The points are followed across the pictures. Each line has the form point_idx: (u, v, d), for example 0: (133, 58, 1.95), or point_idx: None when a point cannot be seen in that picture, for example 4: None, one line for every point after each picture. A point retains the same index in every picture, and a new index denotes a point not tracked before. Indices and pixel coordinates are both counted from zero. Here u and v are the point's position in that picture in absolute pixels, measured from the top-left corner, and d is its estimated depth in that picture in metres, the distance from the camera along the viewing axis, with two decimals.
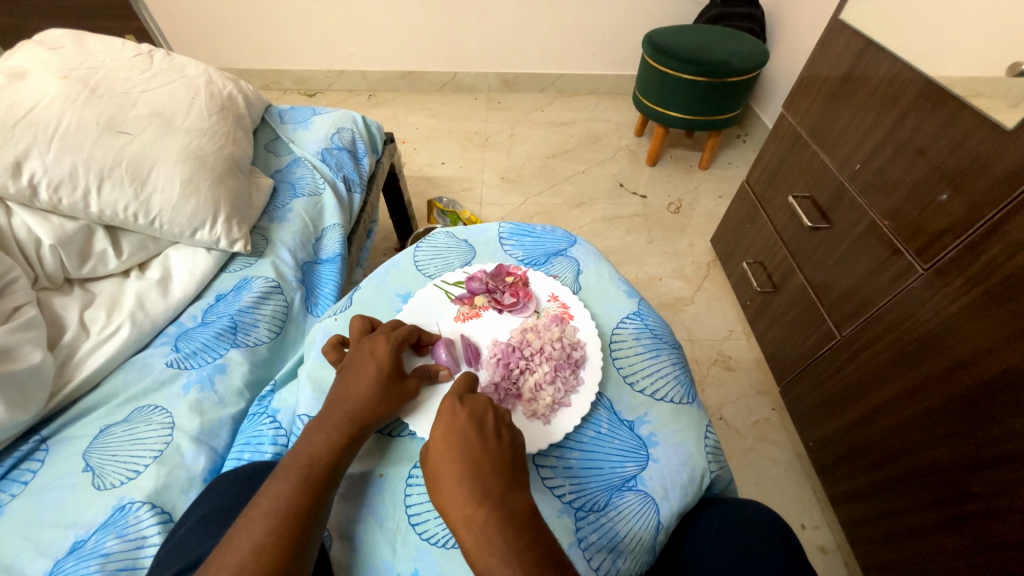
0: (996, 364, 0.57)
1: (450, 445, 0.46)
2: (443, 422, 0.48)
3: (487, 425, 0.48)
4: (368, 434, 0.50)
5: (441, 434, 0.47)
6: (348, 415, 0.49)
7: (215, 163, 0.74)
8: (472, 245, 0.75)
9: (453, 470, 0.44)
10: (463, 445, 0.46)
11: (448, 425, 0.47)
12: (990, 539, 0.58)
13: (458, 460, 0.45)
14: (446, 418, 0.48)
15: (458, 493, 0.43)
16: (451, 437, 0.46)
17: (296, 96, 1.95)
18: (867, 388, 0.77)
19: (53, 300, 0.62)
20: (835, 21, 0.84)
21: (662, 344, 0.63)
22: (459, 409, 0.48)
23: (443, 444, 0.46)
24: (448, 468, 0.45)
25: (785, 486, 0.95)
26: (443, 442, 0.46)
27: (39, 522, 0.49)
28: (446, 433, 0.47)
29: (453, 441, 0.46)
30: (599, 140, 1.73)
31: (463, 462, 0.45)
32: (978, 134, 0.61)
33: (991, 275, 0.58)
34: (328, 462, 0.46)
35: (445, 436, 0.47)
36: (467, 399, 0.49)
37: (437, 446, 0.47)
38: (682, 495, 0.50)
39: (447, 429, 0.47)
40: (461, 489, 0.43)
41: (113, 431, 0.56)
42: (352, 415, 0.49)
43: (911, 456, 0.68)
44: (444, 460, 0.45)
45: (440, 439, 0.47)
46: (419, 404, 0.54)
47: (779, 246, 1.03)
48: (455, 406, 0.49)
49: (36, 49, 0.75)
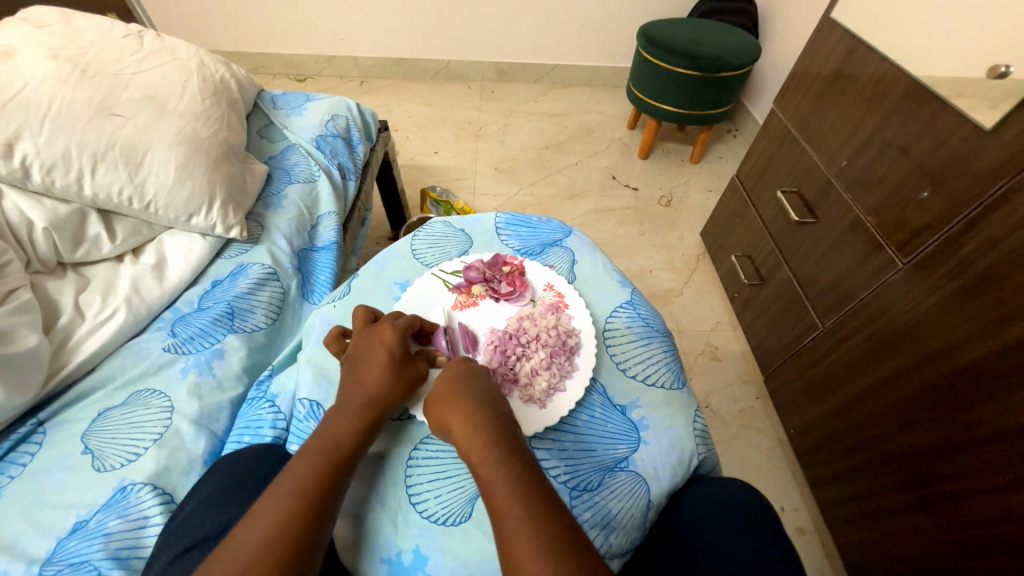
0: (970, 354, 0.60)
1: (470, 417, 0.47)
2: (453, 399, 0.50)
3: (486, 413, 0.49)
4: (383, 422, 0.52)
5: (459, 402, 0.49)
6: (364, 402, 0.50)
7: (210, 148, 0.73)
8: (469, 235, 0.76)
9: (476, 439, 0.46)
10: (480, 418, 0.47)
11: (471, 390, 0.50)
12: (957, 517, 0.62)
13: (477, 431, 0.46)
14: (460, 387, 0.50)
15: (484, 461, 0.44)
16: (472, 406, 0.48)
17: (287, 81, 1.92)
18: (847, 376, 0.80)
19: (46, 284, 0.62)
20: (827, 19, 0.86)
21: (654, 332, 0.65)
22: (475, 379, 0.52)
23: (462, 412, 0.48)
24: (469, 444, 0.46)
25: (767, 471, 0.99)
26: (462, 414, 0.48)
27: (40, 503, 0.50)
28: (464, 404, 0.48)
29: (472, 412, 0.48)
30: (592, 132, 1.74)
31: (486, 435, 0.46)
32: (959, 134, 0.64)
33: (967, 270, 0.61)
34: (344, 443, 0.48)
35: (461, 404, 0.49)
36: (472, 381, 0.52)
37: (453, 418, 0.48)
38: (671, 475, 0.52)
39: (465, 400, 0.49)
40: (482, 455, 0.45)
41: (112, 414, 0.56)
42: (367, 402, 0.50)
43: (887, 441, 0.71)
44: (464, 432, 0.47)
45: (455, 404, 0.49)
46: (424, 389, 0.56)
47: (766, 240, 1.06)
48: (462, 386, 0.51)
49: (22, 26, 0.73)
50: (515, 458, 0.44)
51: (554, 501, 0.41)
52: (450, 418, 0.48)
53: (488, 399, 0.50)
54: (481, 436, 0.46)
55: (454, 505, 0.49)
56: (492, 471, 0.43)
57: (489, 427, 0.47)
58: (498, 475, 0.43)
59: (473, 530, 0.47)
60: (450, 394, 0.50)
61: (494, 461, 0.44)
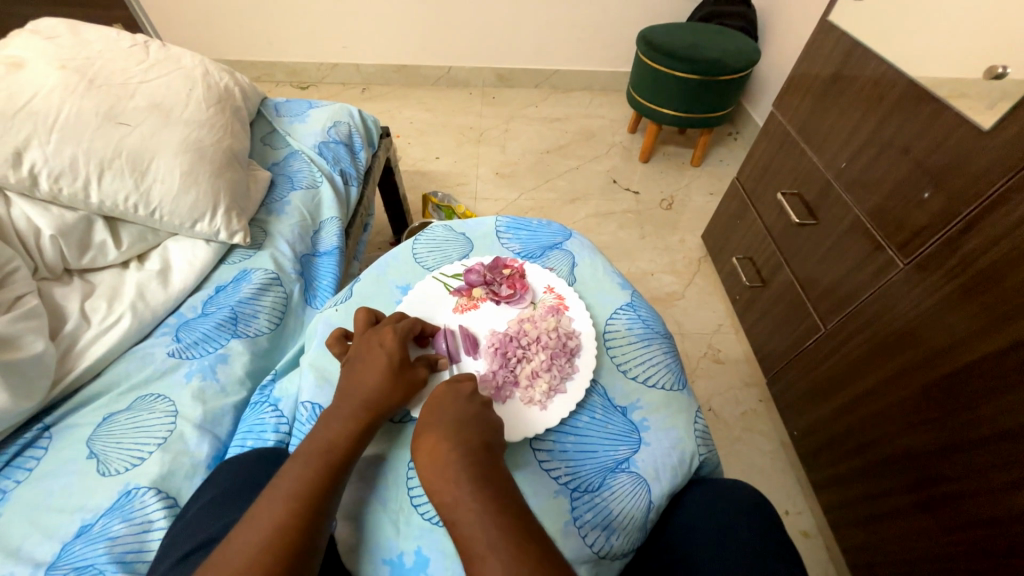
0: (972, 354, 0.60)
1: (442, 448, 0.46)
2: (454, 405, 0.50)
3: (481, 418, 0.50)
4: (380, 423, 0.52)
5: (434, 429, 0.48)
6: (364, 404, 0.51)
7: (214, 155, 0.74)
8: (470, 238, 0.76)
9: (447, 472, 0.45)
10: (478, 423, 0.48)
11: (450, 413, 0.50)
12: (962, 518, 0.61)
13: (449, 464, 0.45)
14: (449, 401, 0.51)
15: (453, 498, 0.43)
16: (446, 433, 0.48)
17: (290, 89, 1.94)
18: (849, 377, 0.80)
19: (53, 291, 0.63)
20: (825, 22, 0.86)
21: (654, 334, 0.65)
22: (455, 402, 0.51)
23: (437, 438, 0.47)
24: (439, 477, 0.45)
25: (771, 474, 0.98)
26: (437, 444, 0.47)
27: (46, 507, 0.50)
28: (439, 430, 0.48)
29: (446, 441, 0.47)
30: (592, 136, 1.75)
31: (459, 467, 0.45)
32: (957, 134, 0.64)
33: (968, 269, 0.61)
34: (345, 447, 0.48)
35: (436, 430, 0.48)
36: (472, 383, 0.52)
37: (426, 444, 0.48)
38: (672, 476, 0.52)
39: (460, 413, 0.50)
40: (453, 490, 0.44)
41: (117, 418, 0.57)
42: (367, 404, 0.51)
43: (890, 443, 0.71)
44: (435, 465, 0.46)
45: (429, 427, 0.49)
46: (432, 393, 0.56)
47: (767, 242, 1.06)
48: (460, 397, 0.51)
49: (31, 38, 0.75)
50: None
51: None
52: (424, 446, 0.48)
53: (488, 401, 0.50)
54: (456, 468, 0.45)
55: None
56: (459, 511, 0.42)
57: None
58: (469, 512, 0.42)
59: None
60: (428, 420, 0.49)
61: (462, 500, 0.43)
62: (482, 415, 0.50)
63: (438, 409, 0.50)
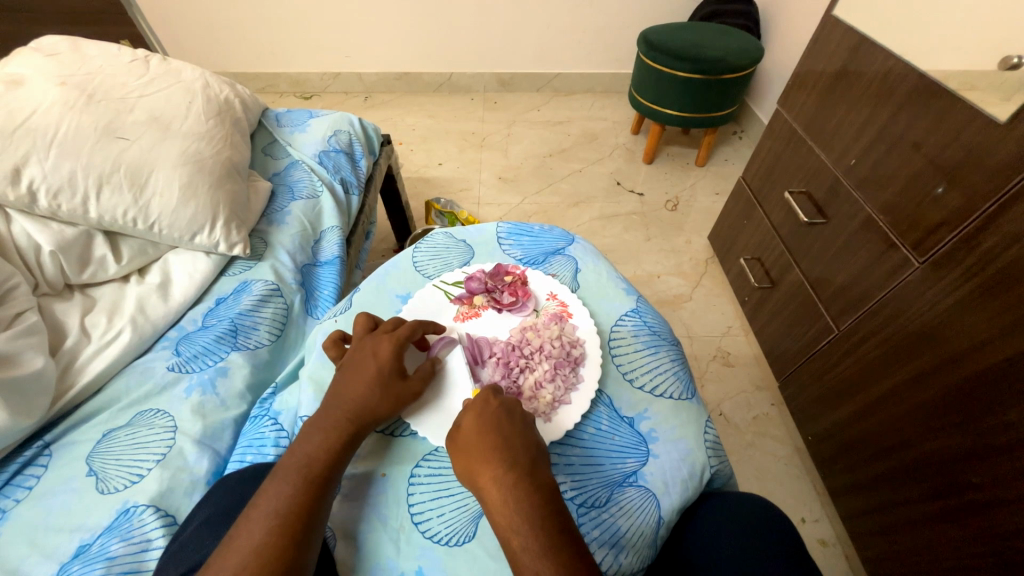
0: (992, 356, 0.57)
1: (505, 489, 0.42)
2: (484, 418, 0.47)
3: (506, 425, 0.47)
4: (366, 432, 0.51)
5: (491, 464, 0.44)
6: (349, 415, 0.49)
7: (213, 167, 0.74)
8: (471, 245, 0.75)
9: (503, 510, 0.42)
10: (507, 435, 0.46)
11: (504, 442, 0.45)
12: (989, 529, 0.58)
13: (516, 506, 0.41)
14: (503, 422, 0.47)
15: (527, 548, 0.40)
16: (504, 465, 0.44)
17: (294, 99, 1.96)
18: (865, 382, 0.77)
19: (53, 307, 0.63)
20: (829, 16, 0.84)
21: (661, 341, 0.64)
22: (509, 427, 0.47)
23: (494, 474, 0.43)
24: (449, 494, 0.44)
25: (785, 481, 0.96)
26: (497, 484, 0.43)
27: (45, 527, 0.49)
28: (496, 466, 0.44)
29: (512, 477, 0.43)
30: (596, 138, 1.74)
31: (532, 507, 0.41)
32: (972, 127, 0.62)
33: (987, 267, 0.59)
34: (326, 460, 0.47)
35: (493, 465, 0.44)
36: (489, 395, 0.49)
37: (483, 480, 0.44)
38: (682, 490, 0.51)
39: (490, 427, 0.47)
40: (524, 539, 0.40)
41: (116, 435, 0.56)
42: (347, 414, 0.49)
43: (911, 448, 0.68)
44: (502, 507, 0.42)
45: (479, 454, 0.45)
46: (434, 406, 0.55)
47: (776, 242, 1.04)
48: (477, 402, 0.49)
49: (33, 55, 0.75)
50: (515, 469, 0.43)
51: (557, 520, 0.41)
52: (464, 466, 0.46)
53: (504, 410, 0.48)
54: (528, 512, 0.41)
55: (458, 524, 0.48)
56: (526, 555, 0.39)
57: (513, 436, 0.46)
58: (543, 561, 0.39)
59: (477, 550, 0.46)
60: (470, 448, 0.46)
61: (537, 552, 0.39)
62: (518, 415, 0.49)
63: (468, 425, 0.47)
